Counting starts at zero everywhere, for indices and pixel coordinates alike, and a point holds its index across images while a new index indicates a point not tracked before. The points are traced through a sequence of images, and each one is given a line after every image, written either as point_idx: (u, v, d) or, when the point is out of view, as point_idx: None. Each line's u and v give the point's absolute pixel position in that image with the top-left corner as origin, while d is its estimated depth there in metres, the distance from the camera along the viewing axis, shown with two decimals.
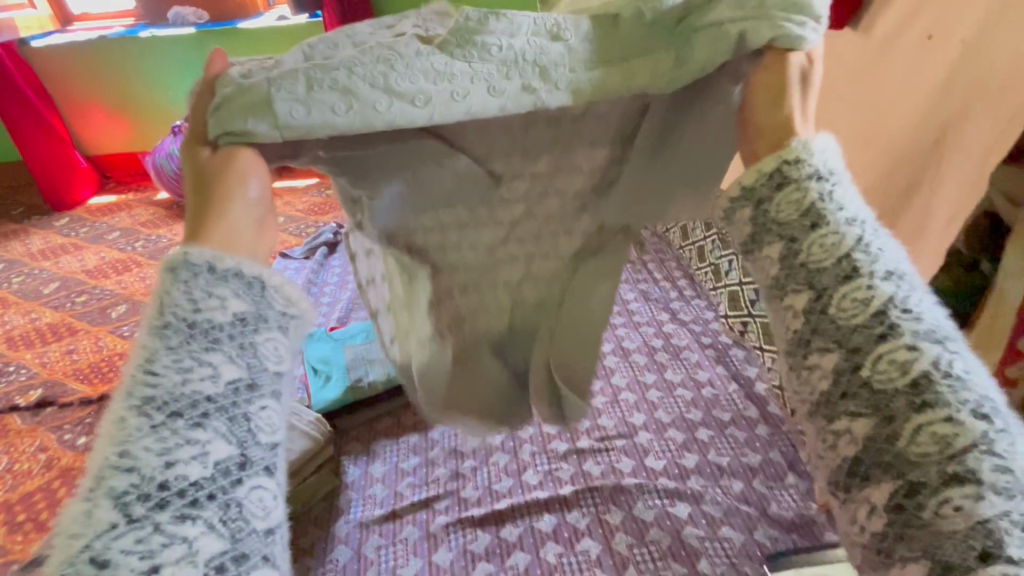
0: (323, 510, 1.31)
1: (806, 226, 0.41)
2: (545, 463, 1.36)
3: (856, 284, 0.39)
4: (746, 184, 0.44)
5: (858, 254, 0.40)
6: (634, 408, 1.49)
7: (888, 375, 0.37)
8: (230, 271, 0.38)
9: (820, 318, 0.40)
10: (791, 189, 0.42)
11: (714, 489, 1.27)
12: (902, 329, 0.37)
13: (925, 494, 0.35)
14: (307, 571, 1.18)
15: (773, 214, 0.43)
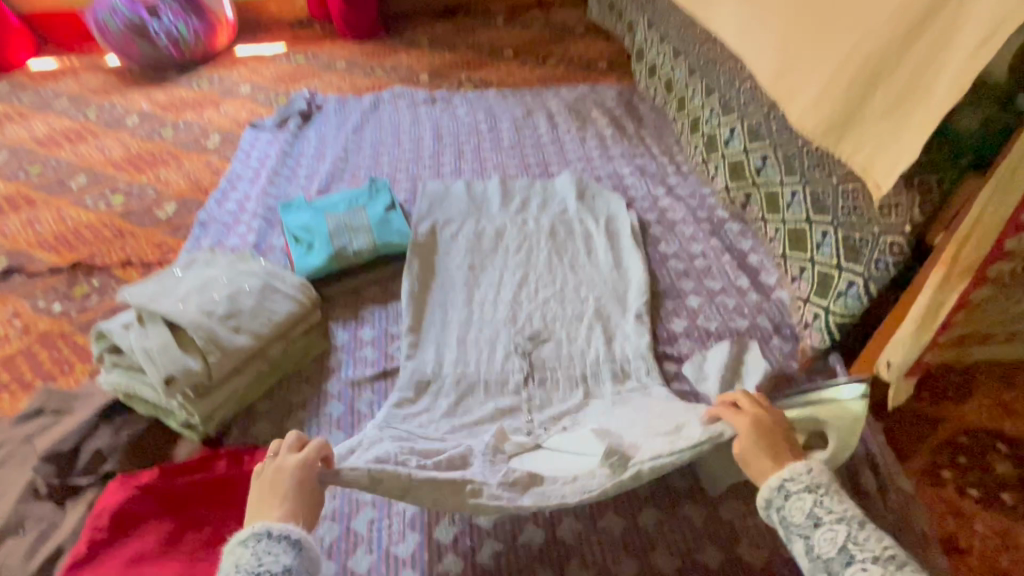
0: (314, 369, 1.31)
1: (811, 524, 0.77)
2: (535, 324, 1.36)
3: (826, 540, 0.76)
4: (783, 480, 0.82)
5: (815, 508, 0.78)
6: (627, 276, 1.47)
7: (828, 551, 0.75)
8: (281, 535, 0.77)
9: (810, 532, 0.77)
10: (818, 506, 0.78)
11: (701, 350, 1.30)
12: (827, 522, 0.77)
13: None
14: (303, 422, 1.20)
15: (793, 520, 0.79)
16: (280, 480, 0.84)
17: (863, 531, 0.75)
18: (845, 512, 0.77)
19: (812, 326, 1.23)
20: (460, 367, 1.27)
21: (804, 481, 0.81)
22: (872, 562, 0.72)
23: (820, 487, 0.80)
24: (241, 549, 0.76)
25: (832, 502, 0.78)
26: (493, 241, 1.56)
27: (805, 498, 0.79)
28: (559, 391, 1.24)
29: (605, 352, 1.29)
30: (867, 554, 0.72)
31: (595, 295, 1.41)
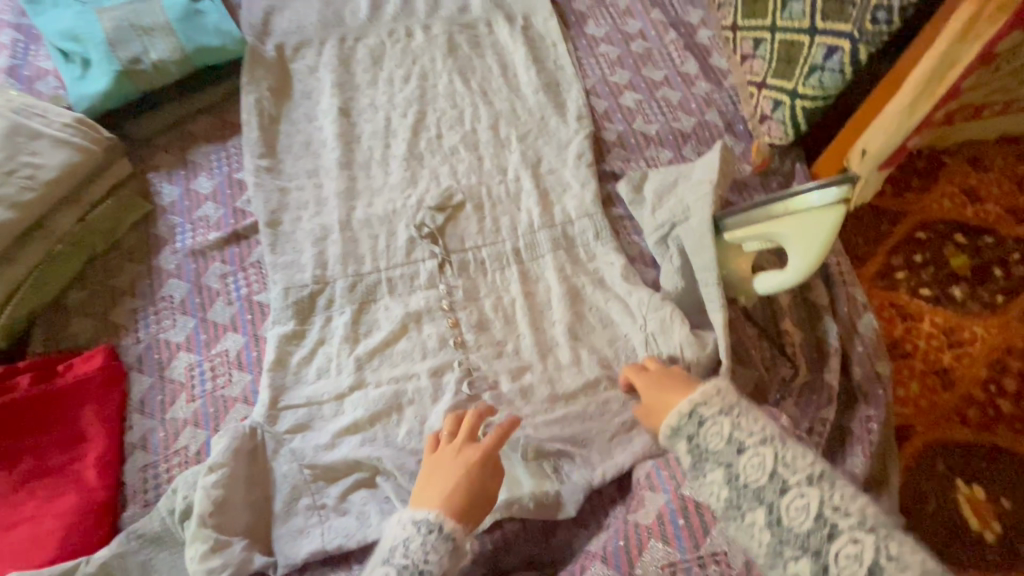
0: (137, 243, 0.97)
1: (734, 450, 0.61)
2: (445, 182, 1.01)
3: (746, 454, 0.61)
4: (675, 423, 0.65)
5: (735, 433, 0.62)
6: (560, 100, 1.09)
7: (757, 480, 0.59)
8: (415, 518, 0.65)
9: (732, 460, 0.61)
10: (736, 431, 0.62)
11: (639, 163, 1.04)
12: (762, 447, 0.61)
13: (774, 512, 0.57)
14: (134, 312, 0.91)
15: (709, 441, 0.63)
16: (481, 486, 0.69)
17: (789, 450, 0.60)
18: (764, 432, 0.62)
19: (772, 118, 0.97)
20: (352, 267, 0.93)
21: (717, 406, 0.64)
22: (808, 484, 0.57)
23: (735, 408, 0.64)
24: (411, 529, 0.64)
25: (746, 424, 0.62)
26: (369, 66, 1.12)
27: (721, 424, 0.63)
28: (468, 235, 0.96)
29: (541, 213, 0.97)
30: (797, 476, 0.58)
31: (520, 133, 1.06)
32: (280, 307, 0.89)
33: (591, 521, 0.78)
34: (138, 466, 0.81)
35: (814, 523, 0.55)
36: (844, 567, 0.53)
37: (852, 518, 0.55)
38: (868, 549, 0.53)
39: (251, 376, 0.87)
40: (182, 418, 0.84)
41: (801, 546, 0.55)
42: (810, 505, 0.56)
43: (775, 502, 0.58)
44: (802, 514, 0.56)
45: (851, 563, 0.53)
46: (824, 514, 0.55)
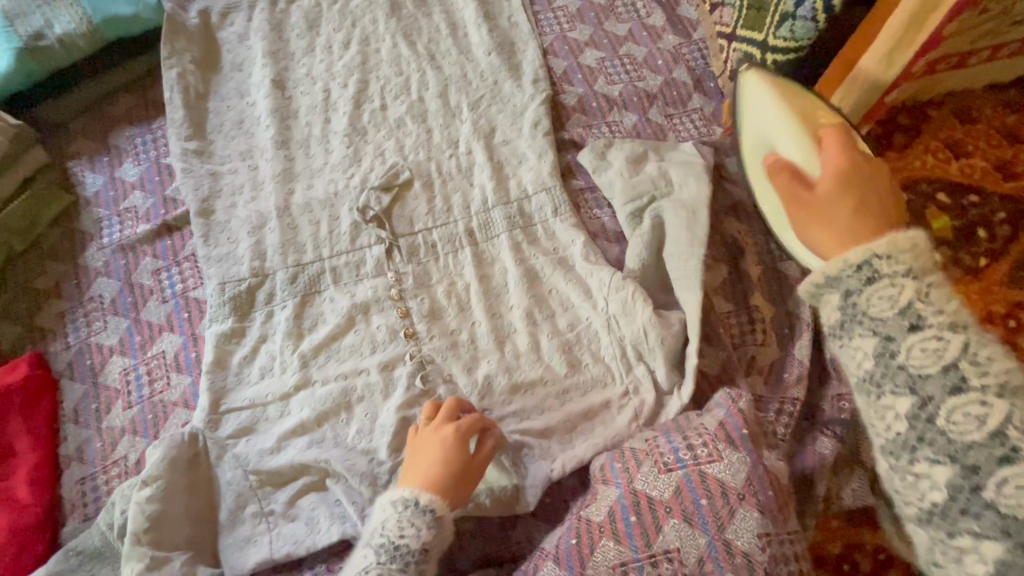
0: (59, 239, 0.90)
1: (904, 324, 0.47)
2: (390, 158, 0.93)
3: (923, 334, 0.47)
4: (833, 275, 0.49)
5: (915, 301, 0.47)
6: (515, 61, 1.00)
7: (925, 367, 0.47)
8: (395, 498, 0.64)
9: (895, 330, 0.47)
10: (918, 301, 0.47)
11: (601, 129, 0.96)
12: (930, 323, 0.47)
13: (894, 361, 0.48)
14: (61, 316, 0.85)
15: (865, 303, 0.48)
16: (461, 461, 0.67)
17: (978, 343, 0.46)
18: (955, 313, 0.47)
19: (742, 74, 0.89)
20: (292, 256, 0.86)
21: (857, 276, 0.48)
22: (995, 393, 0.45)
23: (892, 279, 0.47)
24: (390, 509, 0.63)
25: (922, 304, 0.47)
26: (304, 31, 1.02)
27: (903, 286, 0.47)
28: (417, 216, 0.89)
29: (496, 189, 0.90)
30: (939, 316, 0.47)
31: (472, 101, 0.97)
32: (216, 304, 0.83)
33: (550, 514, 0.75)
34: (75, 479, 0.77)
35: (941, 372, 0.46)
36: (960, 425, 0.45)
37: (989, 381, 0.45)
38: (997, 413, 0.45)
39: (190, 379, 0.82)
40: (119, 426, 0.80)
41: (909, 385, 0.47)
42: (944, 352, 0.46)
43: (936, 396, 0.46)
44: (971, 422, 0.45)
45: (969, 422, 0.45)
46: (957, 365, 0.46)
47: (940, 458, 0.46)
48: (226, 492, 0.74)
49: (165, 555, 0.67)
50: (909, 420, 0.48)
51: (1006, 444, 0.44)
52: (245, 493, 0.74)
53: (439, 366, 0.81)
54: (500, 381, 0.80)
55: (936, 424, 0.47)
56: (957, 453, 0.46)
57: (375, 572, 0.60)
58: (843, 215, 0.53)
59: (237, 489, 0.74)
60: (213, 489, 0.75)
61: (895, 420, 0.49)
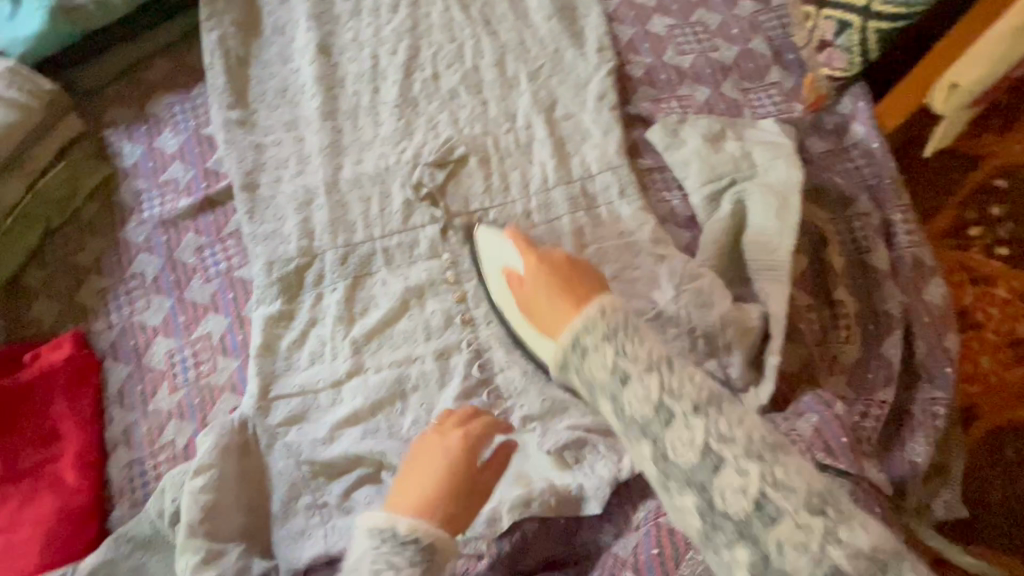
0: (98, 212, 0.86)
1: (711, 468, 0.51)
2: (444, 132, 0.86)
3: (726, 473, 0.51)
4: (596, 333, 0.59)
5: (619, 362, 0.57)
6: (577, 28, 0.92)
7: (741, 509, 0.49)
8: (392, 525, 0.52)
9: (694, 462, 0.52)
10: (621, 357, 0.58)
11: (671, 103, 0.88)
12: (667, 400, 0.55)
13: (669, 462, 0.53)
14: (102, 293, 0.82)
15: (670, 446, 0.53)
16: (464, 477, 0.56)
17: (776, 464, 0.50)
18: (746, 438, 0.52)
19: (833, 46, 0.81)
20: (342, 235, 0.81)
21: (598, 335, 0.59)
22: (695, 414, 0.54)
23: (619, 334, 0.59)
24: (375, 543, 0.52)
25: (629, 348, 0.58)
26: None
27: (697, 428, 0.53)
28: (472, 195, 0.83)
29: (557, 167, 0.83)
30: (683, 405, 0.54)
31: (530, 71, 0.90)
32: (263, 285, 0.79)
33: (618, 517, 0.70)
34: (123, 463, 0.74)
35: (700, 458, 0.52)
36: (730, 502, 0.50)
37: (738, 447, 0.51)
38: (789, 524, 0.47)
39: (237, 362, 0.78)
40: (166, 410, 0.76)
41: (688, 482, 0.52)
42: (696, 439, 0.52)
43: (660, 438, 0.54)
44: (797, 542, 0.47)
45: (739, 498, 0.49)
46: (710, 446, 0.52)
47: (734, 540, 0.49)
48: (279, 483, 0.71)
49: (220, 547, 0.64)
50: (707, 518, 0.51)
51: (827, 561, 0.45)
52: (298, 485, 0.71)
53: (498, 357, 0.76)
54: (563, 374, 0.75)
55: (773, 563, 0.47)
56: (746, 530, 0.49)
57: None
58: (541, 305, 0.64)
59: (291, 480, 0.71)
60: (265, 480, 0.71)
61: (701, 522, 0.51)
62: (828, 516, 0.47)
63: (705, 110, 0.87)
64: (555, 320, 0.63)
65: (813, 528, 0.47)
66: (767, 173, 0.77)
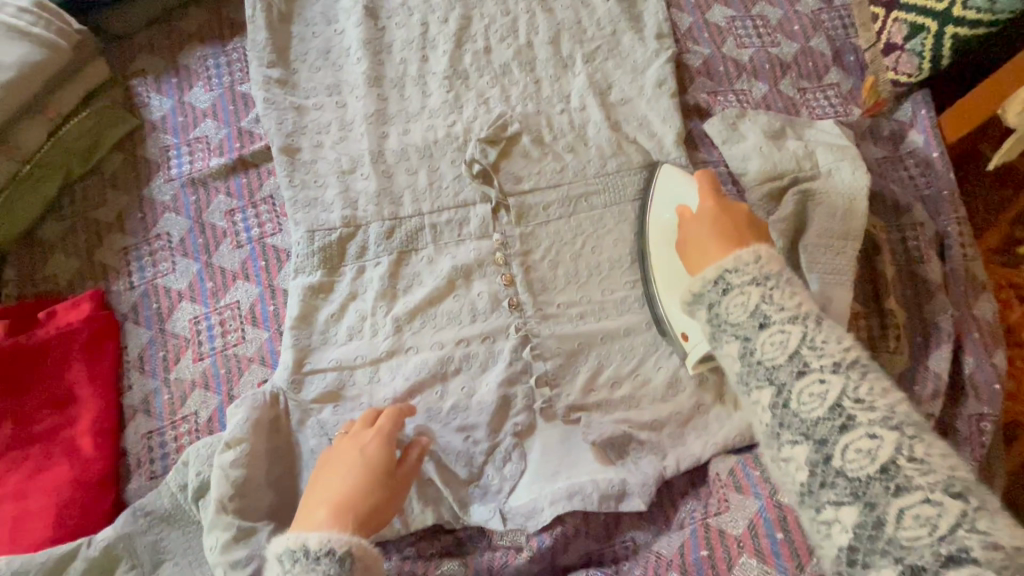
0: (121, 166, 0.80)
1: (793, 371, 0.48)
2: (496, 108, 0.83)
3: (809, 377, 0.47)
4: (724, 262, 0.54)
5: (762, 305, 0.50)
6: (636, 11, 0.89)
7: (812, 410, 0.46)
8: (290, 548, 0.50)
9: (750, 334, 0.50)
10: (764, 302, 0.50)
11: (728, 97, 0.86)
12: (814, 368, 0.47)
13: (788, 409, 0.47)
14: (125, 253, 0.77)
15: (758, 349, 0.50)
16: (383, 480, 0.57)
17: (865, 380, 0.46)
18: (840, 354, 0.48)
19: (902, 50, 0.79)
20: (388, 208, 0.78)
21: (750, 273, 0.52)
22: (833, 371, 0.47)
23: (771, 278, 0.52)
24: (288, 563, 0.49)
25: (776, 296, 0.50)
26: None
27: (791, 333, 0.49)
28: (524, 176, 0.81)
29: (613, 154, 0.82)
30: (823, 360, 0.47)
31: (586, 52, 0.87)
32: (303, 255, 0.76)
33: (657, 516, 0.69)
34: (141, 433, 0.70)
35: (826, 411, 0.46)
36: (852, 462, 0.44)
37: (876, 414, 0.44)
38: (887, 446, 0.43)
39: (267, 334, 0.75)
40: (190, 378, 0.73)
41: (805, 434, 0.46)
42: (828, 394, 0.46)
43: (787, 384, 0.48)
44: (863, 460, 0.43)
45: (861, 459, 0.43)
46: (842, 405, 0.45)
47: (844, 500, 0.43)
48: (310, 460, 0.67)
49: (251, 528, 0.60)
50: (817, 475, 0.45)
51: (894, 477, 0.42)
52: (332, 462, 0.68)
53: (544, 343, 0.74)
54: (610, 366, 0.73)
55: (833, 465, 0.44)
56: (863, 493, 0.43)
57: None
58: (697, 234, 0.61)
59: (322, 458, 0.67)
60: (297, 458, 0.68)
61: (806, 478, 0.46)
62: (969, 500, 0.40)
63: (763, 106, 0.85)
64: (705, 255, 0.58)
65: (948, 508, 0.40)
66: (831, 175, 0.76)
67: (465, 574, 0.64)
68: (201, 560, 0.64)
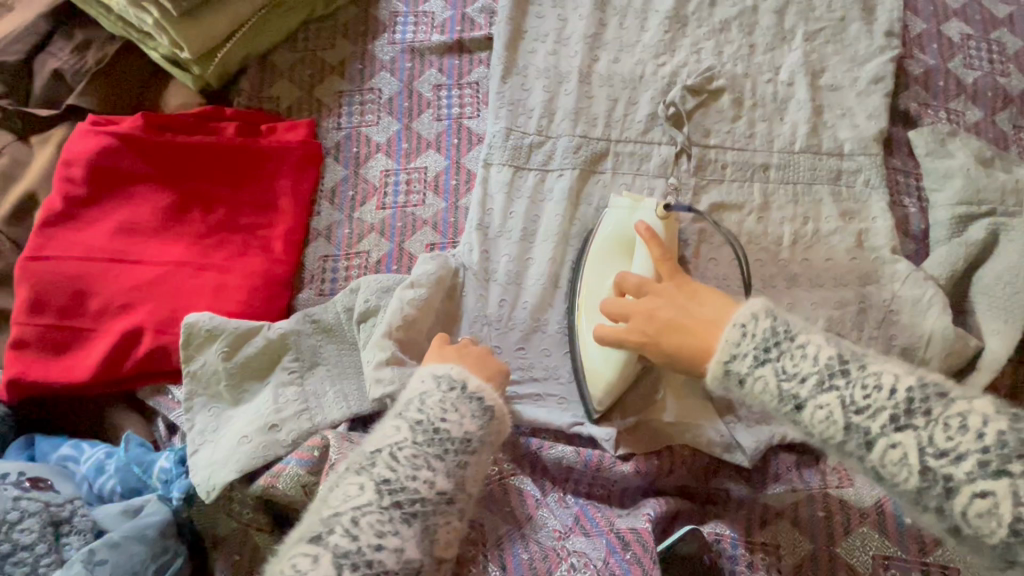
0: (355, 19, 0.88)
1: (864, 442, 0.45)
2: (706, 60, 0.85)
3: (880, 447, 0.45)
4: (735, 346, 0.50)
5: (784, 385, 0.48)
6: (871, 4, 0.87)
7: (982, 523, 0.42)
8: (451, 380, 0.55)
9: (794, 419, 0.48)
10: (782, 380, 0.48)
11: (939, 113, 0.84)
12: (901, 438, 0.44)
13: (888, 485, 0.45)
14: (339, 96, 0.84)
15: (885, 472, 0.45)
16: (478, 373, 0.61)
17: (943, 425, 0.43)
18: (901, 404, 0.45)
19: None
20: (581, 124, 0.81)
21: (751, 353, 0.50)
22: (896, 429, 0.44)
23: (774, 349, 0.49)
24: (431, 382, 0.55)
25: (790, 366, 0.48)
26: None
27: (910, 445, 0.44)
28: (713, 132, 0.82)
29: (807, 135, 0.82)
30: (882, 422, 0.45)
31: (808, 31, 0.86)
32: (494, 144, 0.80)
33: (756, 478, 0.70)
34: (319, 254, 0.78)
35: (920, 479, 0.44)
36: (979, 527, 0.42)
37: None
38: None
39: (445, 205, 0.80)
40: (370, 222, 0.79)
41: None
42: (908, 459, 0.44)
43: (864, 457, 0.46)
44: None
45: (985, 520, 0.41)
46: None
47: None
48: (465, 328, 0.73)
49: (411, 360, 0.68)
50: None
51: None
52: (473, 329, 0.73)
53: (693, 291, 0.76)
54: None
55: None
56: None
57: (406, 448, 0.51)
58: (679, 320, 0.56)
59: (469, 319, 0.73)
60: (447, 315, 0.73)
61: None
62: None
63: (974, 131, 0.83)
64: (698, 340, 0.54)
65: None
66: None
67: (574, 459, 0.68)
68: (350, 375, 0.70)
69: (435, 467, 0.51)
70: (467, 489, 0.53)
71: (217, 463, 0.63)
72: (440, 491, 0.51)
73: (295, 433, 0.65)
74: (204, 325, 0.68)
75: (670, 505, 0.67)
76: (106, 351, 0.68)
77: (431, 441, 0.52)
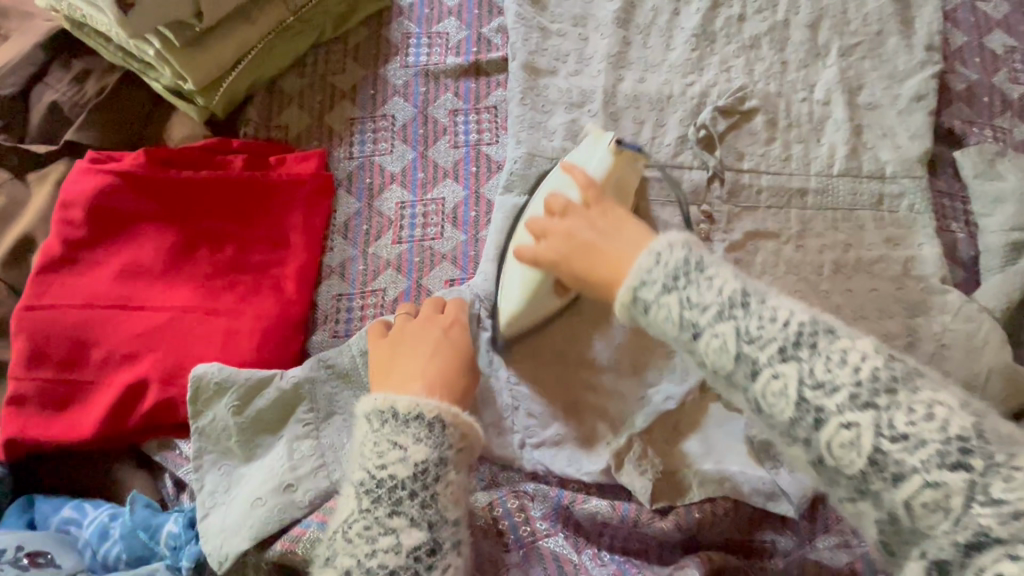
0: (366, 41, 0.83)
1: (749, 368, 0.43)
2: (737, 78, 0.80)
3: (765, 376, 0.42)
4: (641, 269, 0.48)
5: (685, 312, 0.45)
6: (909, 16, 0.83)
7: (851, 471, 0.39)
8: (388, 412, 0.50)
9: (689, 348, 0.45)
10: (685, 309, 0.45)
11: (984, 130, 0.80)
12: (796, 365, 0.41)
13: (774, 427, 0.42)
14: (351, 123, 0.80)
15: (782, 420, 0.42)
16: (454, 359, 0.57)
17: (826, 357, 0.41)
18: (790, 334, 0.42)
19: None
20: None
21: (660, 280, 0.46)
22: (782, 361, 0.42)
23: (681, 278, 0.46)
24: (376, 422, 0.50)
25: (695, 295, 0.45)
26: None
27: (801, 379, 0.41)
28: (746, 155, 0.78)
29: (846, 157, 0.77)
30: (770, 351, 0.42)
31: (844, 46, 0.82)
32: (516, 173, 0.75)
33: (802, 528, 0.65)
34: (333, 292, 0.74)
35: (794, 410, 0.41)
36: (839, 459, 0.39)
37: None
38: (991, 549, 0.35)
39: (464, 237, 0.75)
40: (385, 257, 0.75)
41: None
42: (790, 390, 0.41)
43: (748, 389, 0.43)
44: None
45: (848, 456, 0.39)
46: None
47: None
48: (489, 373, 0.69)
49: None
50: None
51: None
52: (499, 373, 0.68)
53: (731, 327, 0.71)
54: None
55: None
56: None
57: (355, 520, 0.47)
58: (595, 252, 0.53)
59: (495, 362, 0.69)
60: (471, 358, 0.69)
61: None
62: None
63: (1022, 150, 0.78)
64: (606, 268, 0.51)
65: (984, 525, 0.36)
66: None
67: (610, 514, 0.64)
68: None
69: (395, 525, 0.47)
70: (446, 537, 0.48)
71: (229, 530, 0.59)
72: (410, 548, 0.46)
73: (312, 493, 0.61)
74: (213, 377, 0.63)
75: (712, 563, 0.61)
76: (109, 406, 0.63)
77: (376, 499, 0.47)
